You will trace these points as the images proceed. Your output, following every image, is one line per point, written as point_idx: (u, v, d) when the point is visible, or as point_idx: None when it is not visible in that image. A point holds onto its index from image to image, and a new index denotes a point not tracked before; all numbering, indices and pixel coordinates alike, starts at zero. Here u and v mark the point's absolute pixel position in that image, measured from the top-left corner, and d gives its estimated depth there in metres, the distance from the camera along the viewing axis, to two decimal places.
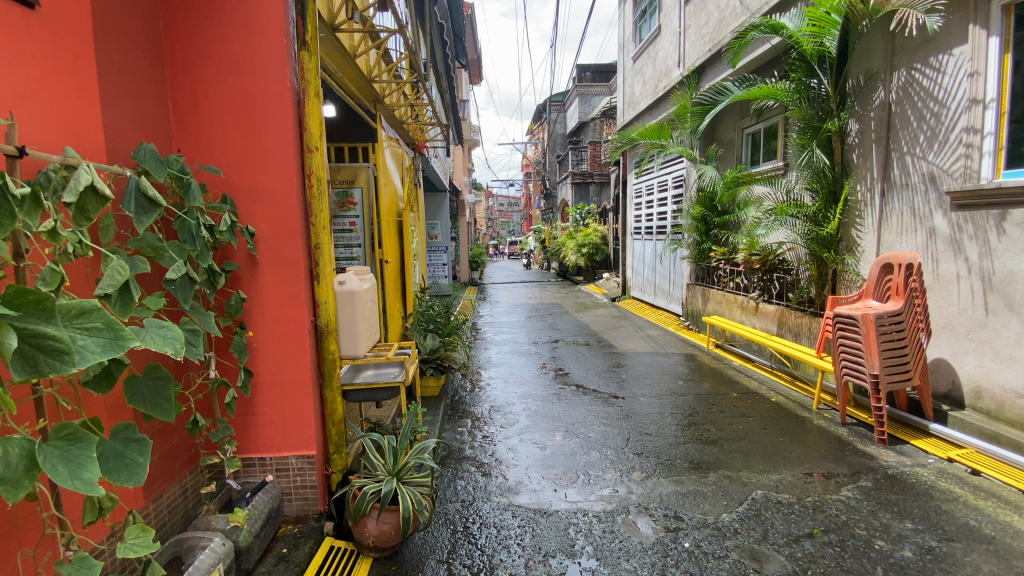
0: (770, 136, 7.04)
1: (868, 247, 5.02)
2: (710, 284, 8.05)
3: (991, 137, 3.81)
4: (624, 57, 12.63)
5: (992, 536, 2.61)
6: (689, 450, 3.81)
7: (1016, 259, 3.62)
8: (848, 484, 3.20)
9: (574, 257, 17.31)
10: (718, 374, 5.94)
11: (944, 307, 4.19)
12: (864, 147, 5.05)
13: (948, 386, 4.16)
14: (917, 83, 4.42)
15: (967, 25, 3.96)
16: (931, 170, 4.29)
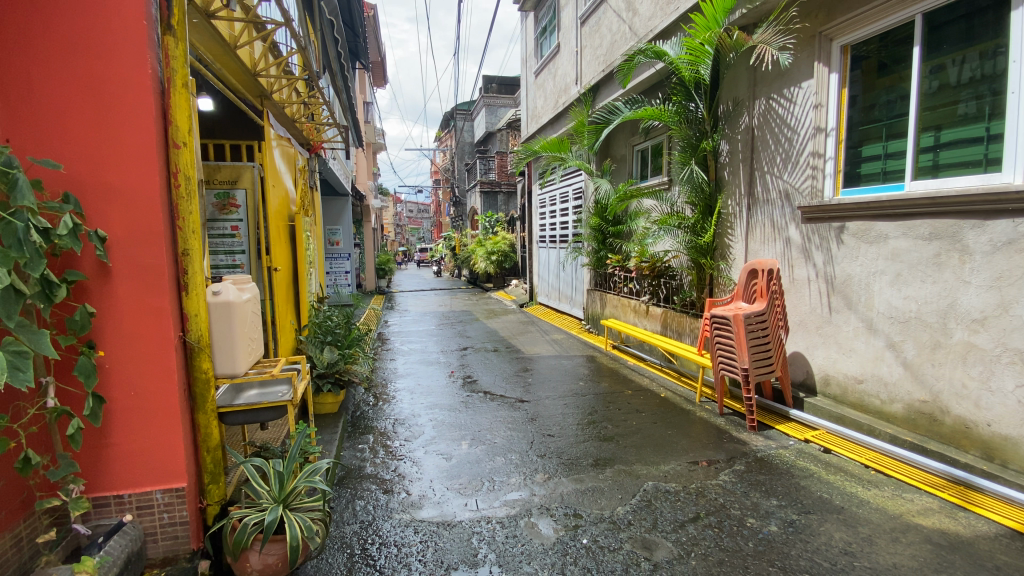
0: (657, 153, 7.65)
1: (737, 254, 5.64)
2: (607, 289, 8.54)
3: (832, 161, 4.49)
4: (526, 71, 13.06)
5: (841, 506, 3.01)
6: (588, 448, 3.97)
7: (852, 264, 4.25)
8: (726, 469, 3.53)
9: (483, 264, 17.46)
10: (615, 374, 6.29)
11: (798, 306, 4.80)
12: (733, 166, 5.69)
13: (803, 375, 4.78)
14: (774, 111, 5.06)
15: (812, 63, 4.61)
16: (786, 188, 4.92)
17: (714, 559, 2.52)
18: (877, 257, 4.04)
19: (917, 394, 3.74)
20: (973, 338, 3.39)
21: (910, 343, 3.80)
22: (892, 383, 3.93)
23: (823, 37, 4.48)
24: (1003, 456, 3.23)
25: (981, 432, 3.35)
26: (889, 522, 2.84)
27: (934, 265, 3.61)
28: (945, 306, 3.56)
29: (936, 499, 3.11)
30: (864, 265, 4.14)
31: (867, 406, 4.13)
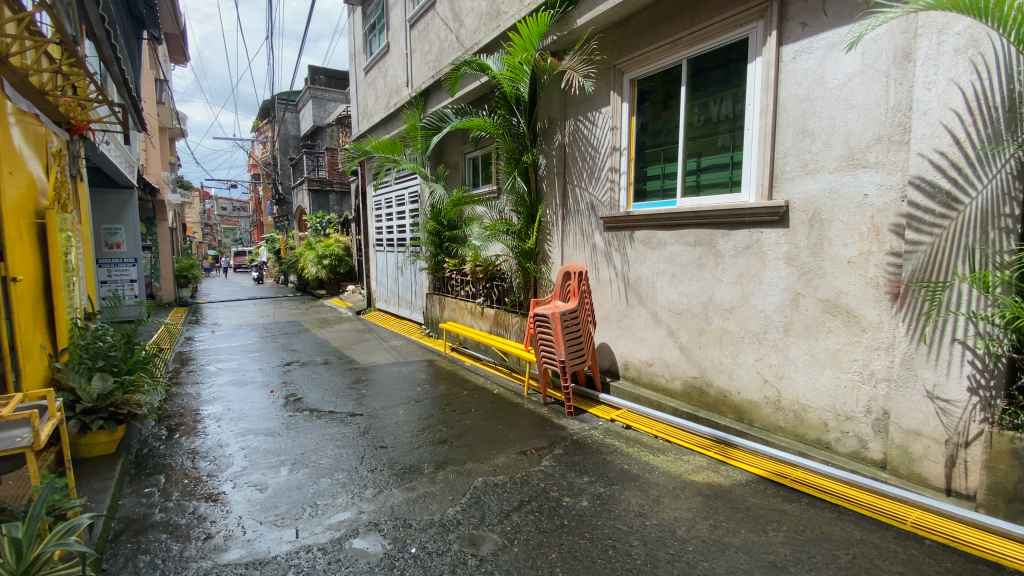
0: (486, 161, 7.99)
1: (556, 258, 6.19)
2: (444, 293, 8.63)
3: (624, 176, 5.24)
4: (355, 67, 12.46)
5: (637, 474, 3.51)
6: (421, 454, 3.95)
7: (642, 266, 4.99)
8: (547, 455, 3.84)
9: (313, 269, 16.10)
10: (451, 376, 6.38)
11: (604, 303, 5.48)
12: (550, 178, 6.23)
13: (610, 363, 5.46)
14: (581, 131, 5.71)
15: (608, 91, 5.34)
16: (591, 200, 5.59)
17: (534, 543, 2.71)
18: (659, 260, 4.81)
19: (690, 371, 4.56)
20: (726, 324, 4.26)
21: (685, 330, 4.60)
22: (673, 364, 4.72)
23: (617, 69, 5.23)
24: (748, 416, 4.11)
25: (734, 398, 4.22)
26: (672, 482, 3.39)
27: (699, 266, 4.44)
28: (707, 298, 4.39)
29: (705, 456, 3.80)
30: (650, 266, 4.90)
31: (657, 385, 4.90)
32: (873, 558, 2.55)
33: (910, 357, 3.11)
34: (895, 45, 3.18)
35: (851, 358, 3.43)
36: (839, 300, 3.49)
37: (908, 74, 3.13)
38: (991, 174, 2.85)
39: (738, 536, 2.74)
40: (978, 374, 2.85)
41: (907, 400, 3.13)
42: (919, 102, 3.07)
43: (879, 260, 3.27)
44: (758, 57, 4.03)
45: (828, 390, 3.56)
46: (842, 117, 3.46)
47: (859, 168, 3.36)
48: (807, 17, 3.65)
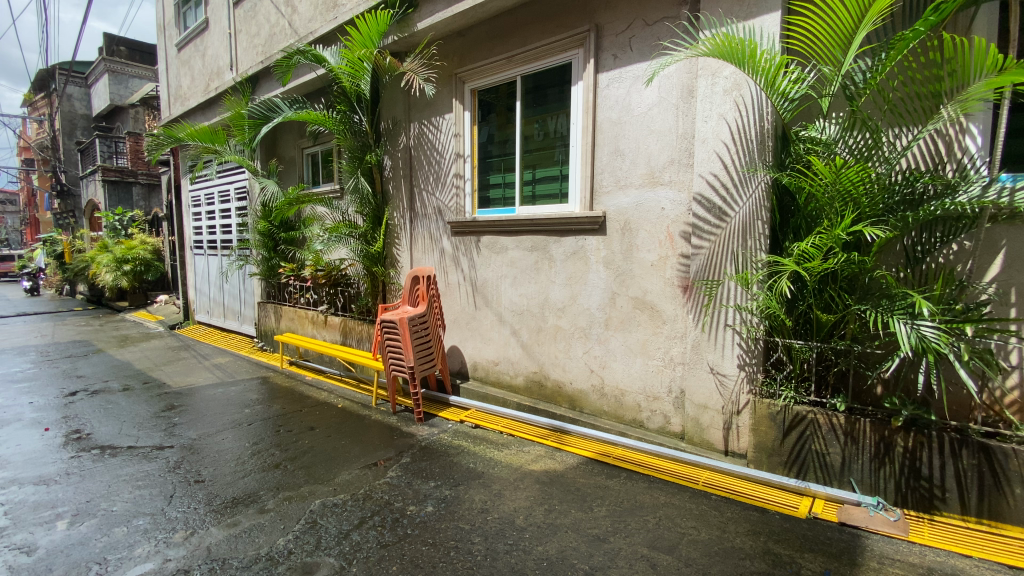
0: (327, 159, 7.49)
1: (403, 262, 6.08)
2: (281, 301, 7.88)
3: (469, 183, 5.38)
4: (164, 41, 10.70)
5: (482, 472, 3.62)
6: (249, 483, 3.55)
7: (486, 269, 5.18)
8: (394, 465, 3.75)
9: (110, 277, 13.35)
10: (289, 392, 5.85)
11: (452, 306, 5.55)
12: (395, 180, 6.10)
13: (460, 365, 5.56)
14: (425, 135, 5.72)
15: (451, 98, 5.44)
16: (438, 204, 5.63)
17: (375, 559, 2.63)
18: (501, 264, 5.04)
19: (531, 367, 4.86)
20: (560, 322, 4.63)
21: (525, 329, 4.89)
22: (515, 361, 4.99)
23: (458, 78, 5.35)
24: (579, 404, 4.53)
25: (567, 389, 4.61)
26: (514, 474, 3.58)
27: (536, 269, 4.76)
28: (544, 299, 4.73)
29: (543, 446, 4.08)
30: (494, 270, 5.11)
31: (502, 382, 5.12)
32: (674, 516, 3.00)
33: (698, 343, 3.73)
34: (682, 82, 3.81)
35: (656, 347, 4.01)
36: (646, 298, 4.05)
37: (692, 108, 3.77)
38: (747, 197, 3.50)
39: (568, 517, 3.01)
40: (745, 353, 3.51)
41: (698, 378, 3.74)
42: (700, 131, 3.68)
43: (674, 262, 3.88)
44: (580, 81, 4.48)
45: (640, 375, 4.10)
46: (645, 141, 4.03)
47: (658, 185, 3.96)
48: (617, 50, 4.17)
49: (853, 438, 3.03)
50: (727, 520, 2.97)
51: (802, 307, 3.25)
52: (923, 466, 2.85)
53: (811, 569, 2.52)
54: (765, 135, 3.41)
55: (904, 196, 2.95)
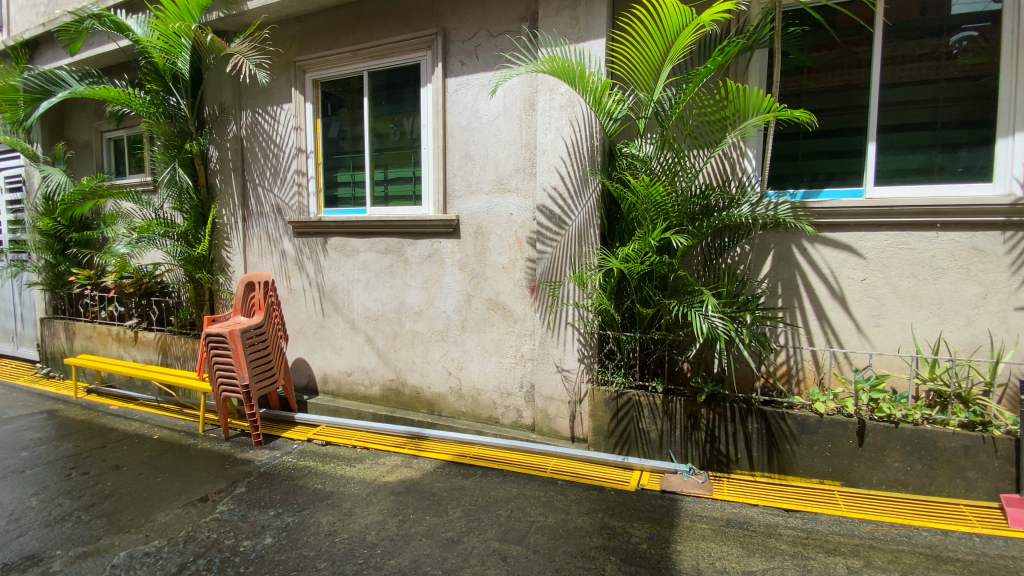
0: (136, 145, 6.39)
1: (236, 267, 5.43)
2: (74, 315, 6.51)
3: (312, 181, 5.03)
4: None
5: (331, 491, 3.41)
6: (24, 546, 2.88)
7: (335, 273, 4.89)
8: (225, 498, 3.35)
9: None
10: (86, 426, 4.86)
11: (297, 314, 5.14)
12: (223, 174, 5.42)
13: (306, 379, 5.17)
14: (260, 125, 5.20)
15: (289, 87, 5.01)
16: (277, 202, 5.16)
17: None
18: (352, 267, 4.81)
19: (387, 375, 4.72)
20: (415, 326, 4.57)
21: (380, 335, 4.73)
22: (370, 370, 4.80)
23: (297, 66, 4.95)
24: (437, 408, 4.52)
25: (425, 393, 4.57)
26: (366, 488, 3.44)
27: (389, 272, 4.63)
28: (399, 303, 4.62)
29: (399, 455, 3.97)
30: (343, 274, 4.85)
31: (356, 394, 4.89)
32: (524, 507, 3.15)
33: (545, 340, 3.98)
34: (524, 94, 4.03)
35: (509, 345, 4.18)
36: (498, 299, 4.20)
37: (534, 119, 4.01)
38: (582, 205, 3.82)
39: (422, 524, 2.98)
40: (583, 347, 3.85)
41: (545, 373, 3.99)
42: (541, 143, 3.92)
43: (521, 265, 4.09)
44: (428, 84, 4.46)
45: (495, 374, 4.24)
46: (493, 149, 4.18)
47: (506, 192, 4.14)
48: (464, 57, 4.24)
49: (670, 415, 3.51)
50: (571, 502, 3.20)
51: (627, 303, 3.63)
52: (720, 434, 3.41)
53: (638, 535, 2.83)
54: (596, 149, 3.76)
55: (701, 206, 3.48)
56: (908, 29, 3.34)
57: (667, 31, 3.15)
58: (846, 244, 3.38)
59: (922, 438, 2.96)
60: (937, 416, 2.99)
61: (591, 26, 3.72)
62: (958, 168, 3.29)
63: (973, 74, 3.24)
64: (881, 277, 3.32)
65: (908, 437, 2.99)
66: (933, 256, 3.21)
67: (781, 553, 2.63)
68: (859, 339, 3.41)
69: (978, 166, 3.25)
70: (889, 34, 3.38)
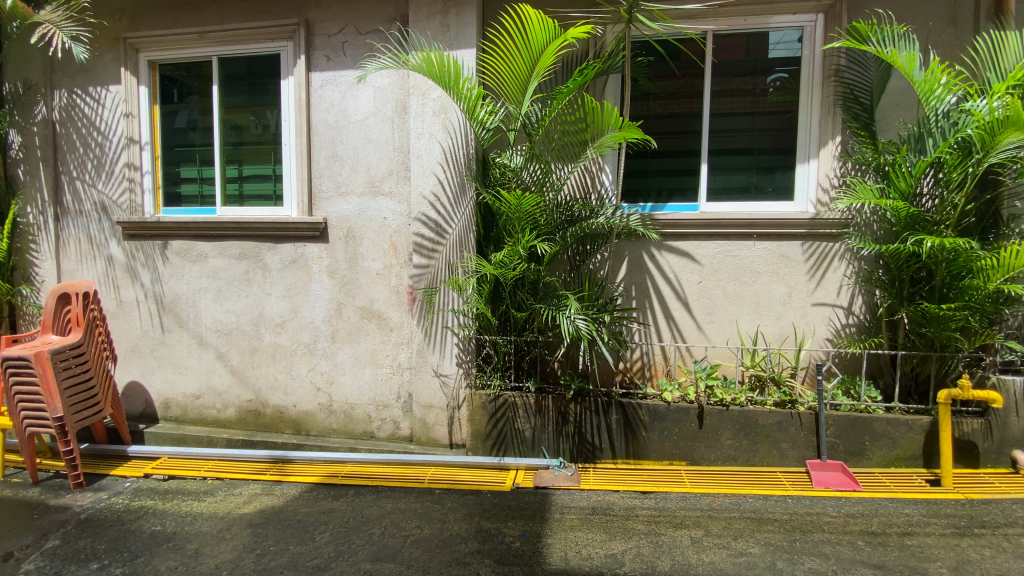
0: None
1: (46, 275, 4.52)
2: None
3: (149, 176, 4.41)
4: None
5: (173, 532, 3.01)
6: None
7: (179, 282, 4.32)
8: (30, 557, 2.79)
9: None
10: None
11: (130, 330, 4.44)
12: (28, 163, 4.49)
13: (143, 405, 4.49)
14: (78, 108, 4.40)
15: (118, 67, 4.32)
16: (101, 200, 4.41)
17: None
18: (199, 275, 4.28)
19: (245, 396, 4.29)
20: (277, 339, 4.21)
21: (235, 351, 4.28)
22: (223, 391, 4.32)
23: (127, 43, 4.28)
24: (304, 427, 4.22)
25: (289, 413, 4.24)
26: (218, 524, 3.08)
27: (246, 280, 4.21)
28: (257, 314, 4.22)
29: (259, 482, 3.61)
30: (189, 283, 4.30)
31: (207, 418, 4.36)
32: (399, 521, 3.06)
33: (422, 347, 3.91)
34: (395, 96, 3.94)
35: (384, 355, 4.05)
36: (372, 307, 4.04)
37: (406, 122, 3.93)
38: (457, 211, 3.84)
39: (285, 555, 2.76)
40: (461, 353, 3.86)
41: (422, 382, 3.92)
42: (414, 147, 3.86)
43: (397, 271, 3.99)
44: (290, 76, 4.15)
45: (369, 386, 4.08)
46: (363, 149, 4.02)
47: (378, 195, 4.00)
48: (330, 52, 4.01)
49: (542, 413, 3.68)
50: (448, 510, 3.19)
51: (502, 307, 3.70)
52: (587, 427, 3.65)
53: (512, 534, 2.91)
54: (469, 157, 3.79)
55: (566, 215, 3.70)
56: (734, 67, 3.89)
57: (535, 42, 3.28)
58: (685, 251, 3.86)
59: (747, 417, 3.46)
60: (757, 397, 3.51)
61: (461, 36, 3.75)
62: (770, 187, 3.91)
63: (781, 110, 3.86)
64: (713, 280, 3.84)
65: (737, 417, 3.47)
66: (752, 261, 3.79)
67: (638, 533, 2.87)
68: (699, 335, 3.90)
69: (784, 187, 3.89)
70: (720, 70, 3.91)
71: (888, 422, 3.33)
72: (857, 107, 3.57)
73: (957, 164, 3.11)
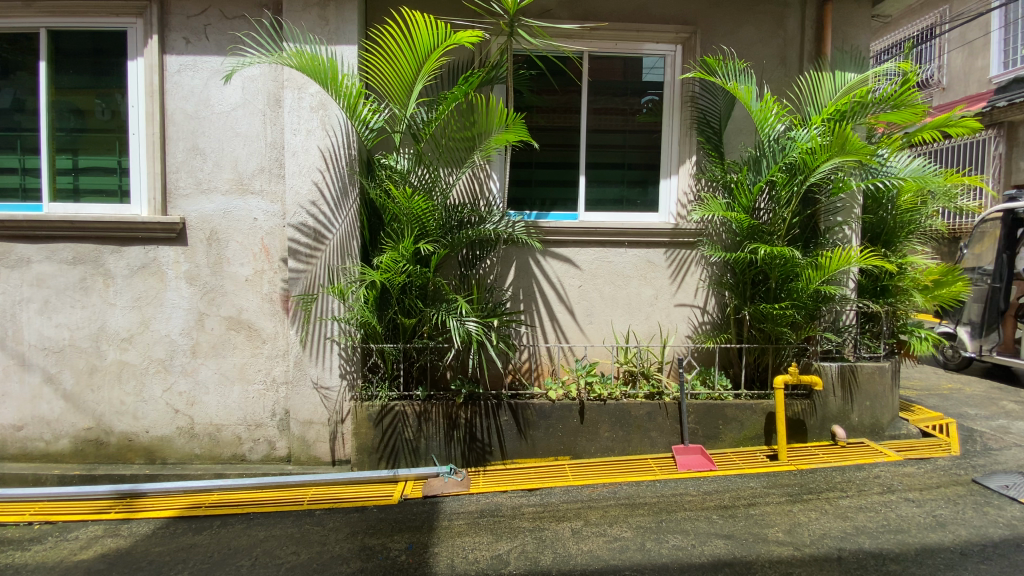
0: None
1: None
2: None
3: None
4: None
5: None
6: None
7: None
8: None
9: None
10: None
11: None
12: None
13: None
14: None
15: None
16: None
17: None
18: (20, 283, 3.60)
19: (82, 424, 3.68)
20: (123, 356, 3.67)
21: (68, 372, 3.66)
22: (54, 420, 3.67)
23: None
24: (159, 455, 3.73)
25: (140, 440, 3.72)
26: None
27: (82, 289, 3.62)
28: (98, 328, 3.65)
29: (100, 523, 3.10)
30: (6, 292, 3.59)
31: (32, 453, 3.67)
32: (273, 548, 2.83)
33: (300, 359, 3.65)
34: (268, 89, 3.67)
35: (255, 370, 3.73)
36: (241, 317, 3.70)
37: (280, 117, 3.68)
38: (338, 213, 3.65)
39: None
40: (345, 363, 3.67)
41: (300, 397, 3.66)
42: (289, 143, 3.60)
43: (270, 277, 3.71)
44: (139, 57, 3.65)
45: (238, 405, 3.72)
46: (229, 144, 3.67)
47: (247, 194, 3.68)
48: (190, 34, 3.62)
49: (432, 420, 3.63)
50: (328, 531, 2.99)
51: (389, 314, 3.57)
52: (478, 431, 3.68)
53: (397, 548, 2.82)
54: (351, 158, 3.64)
55: (454, 219, 3.69)
56: (610, 87, 4.19)
57: (426, 39, 3.19)
58: (567, 257, 4.06)
59: (622, 410, 3.73)
60: (631, 392, 3.80)
61: (342, 31, 3.58)
62: (640, 200, 4.28)
63: (649, 129, 4.25)
64: (592, 284, 4.10)
65: (613, 411, 3.72)
66: (625, 267, 4.11)
67: (523, 531, 2.95)
68: (580, 335, 4.13)
69: (651, 200, 4.29)
70: (597, 88, 4.19)
71: (737, 407, 3.80)
72: (709, 131, 4.01)
73: (785, 183, 3.62)
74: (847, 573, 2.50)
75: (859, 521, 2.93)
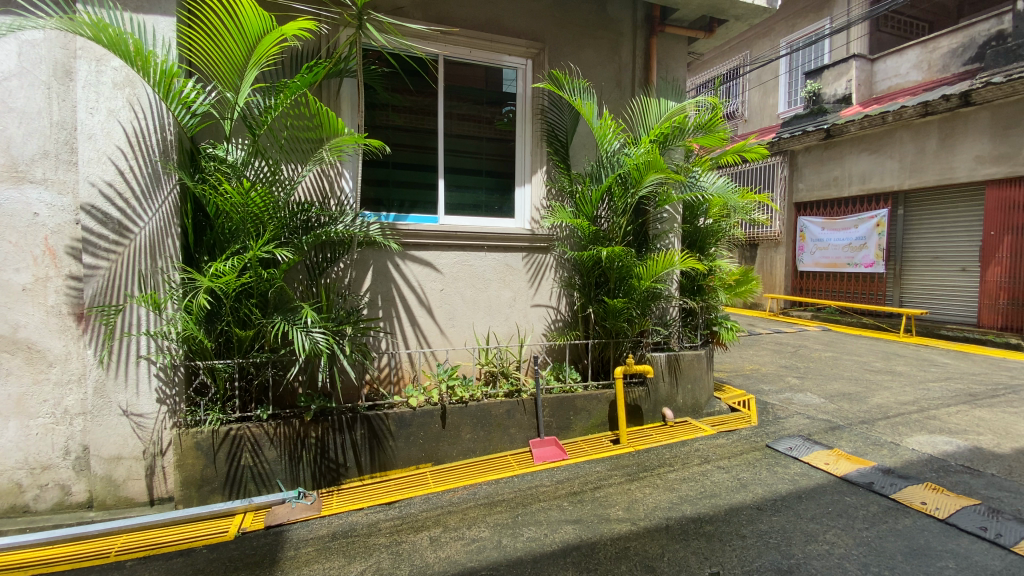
0: None
1: None
2: None
3: None
4: None
5: None
6: None
7: None
8: None
9: None
10: None
11: None
12: None
13: None
14: None
15: None
16: None
17: None
18: None
19: None
20: None
21: None
22: None
23: None
24: None
25: None
26: None
27: None
28: None
29: None
30: None
31: None
32: None
33: (101, 384, 3.09)
34: (54, 57, 2.99)
35: (37, 401, 3.03)
36: (16, 336, 2.99)
37: (71, 92, 3.03)
38: (152, 211, 3.16)
39: None
40: (163, 385, 3.19)
41: (104, 428, 3.10)
42: (83, 125, 3.03)
43: (57, 287, 3.03)
44: None
45: (13, 446, 3.01)
46: None
47: (23, 183, 2.96)
48: None
49: (277, 442, 3.30)
50: None
51: (220, 326, 3.18)
52: (331, 448, 3.45)
53: None
54: (167, 146, 3.16)
55: (300, 221, 3.38)
56: (469, 93, 4.26)
57: (261, 19, 2.87)
58: (427, 261, 4.01)
59: (482, 410, 3.80)
60: (490, 392, 3.89)
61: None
62: (498, 206, 4.40)
63: (505, 137, 4.40)
64: (452, 288, 4.11)
65: (474, 412, 3.77)
66: (483, 270, 4.19)
67: (379, 547, 2.84)
68: (441, 339, 4.12)
69: (508, 206, 4.44)
70: (455, 92, 4.21)
71: (585, 398, 4.12)
72: (557, 143, 4.27)
73: (621, 196, 4.02)
74: (673, 539, 2.85)
75: (683, 491, 3.38)
